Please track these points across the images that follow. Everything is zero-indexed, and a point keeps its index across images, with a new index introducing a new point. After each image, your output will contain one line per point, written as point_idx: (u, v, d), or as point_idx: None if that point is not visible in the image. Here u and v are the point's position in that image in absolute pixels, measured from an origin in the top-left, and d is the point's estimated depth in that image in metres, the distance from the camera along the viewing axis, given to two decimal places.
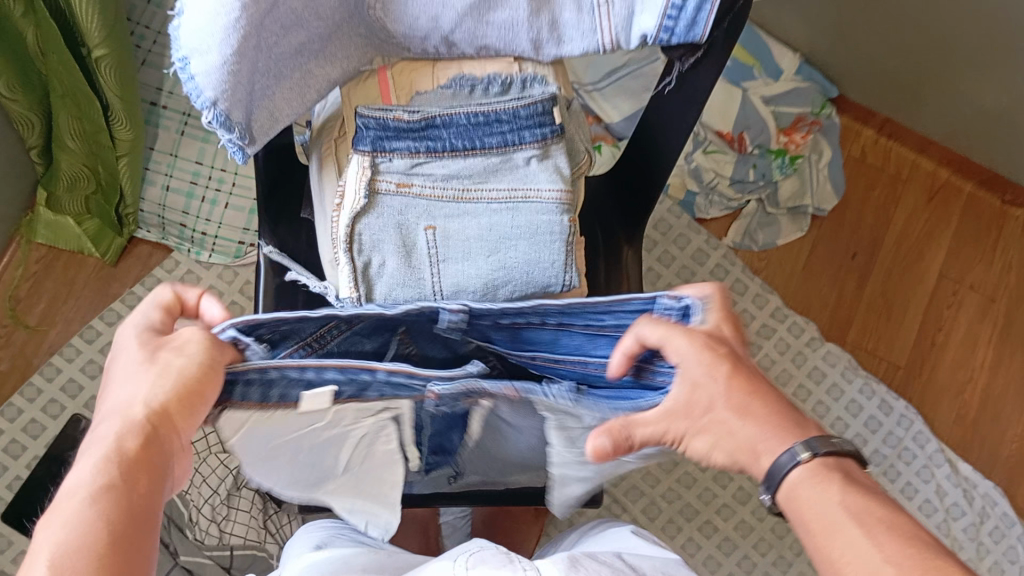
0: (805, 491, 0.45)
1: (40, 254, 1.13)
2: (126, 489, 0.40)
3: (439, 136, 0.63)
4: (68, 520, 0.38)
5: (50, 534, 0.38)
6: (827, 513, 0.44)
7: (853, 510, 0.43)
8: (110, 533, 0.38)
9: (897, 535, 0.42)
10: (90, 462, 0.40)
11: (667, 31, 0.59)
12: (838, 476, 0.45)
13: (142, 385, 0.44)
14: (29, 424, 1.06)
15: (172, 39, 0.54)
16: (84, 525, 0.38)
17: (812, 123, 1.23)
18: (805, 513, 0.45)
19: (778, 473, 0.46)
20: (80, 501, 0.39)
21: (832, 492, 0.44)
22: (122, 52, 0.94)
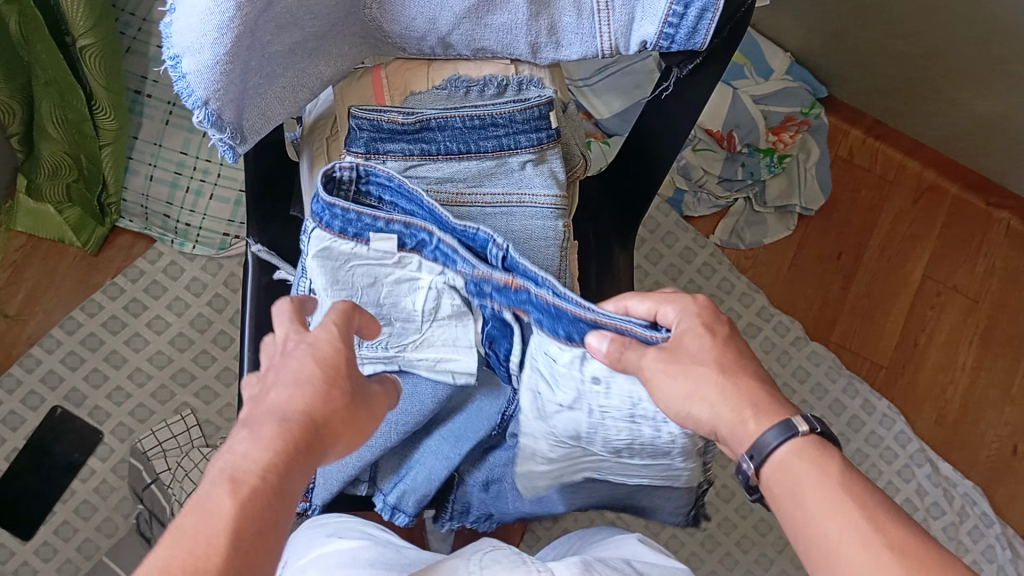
0: (802, 463, 0.43)
1: (20, 242, 1.11)
2: (286, 490, 0.39)
3: (432, 139, 0.62)
4: (243, 494, 0.37)
5: (226, 497, 0.37)
6: (820, 489, 0.42)
7: (853, 491, 0.42)
8: (265, 516, 0.37)
9: (899, 527, 0.40)
10: (257, 452, 0.39)
11: (668, 38, 0.58)
12: (835, 454, 0.44)
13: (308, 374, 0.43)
14: (8, 415, 1.05)
15: (165, 37, 0.53)
16: (249, 505, 0.37)
17: (800, 123, 1.22)
18: (798, 488, 0.43)
19: (771, 444, 0.44)
20: (257, 484, 0.38)
21: (831, 469, 0.43)
22: (109, 42, 0.92)
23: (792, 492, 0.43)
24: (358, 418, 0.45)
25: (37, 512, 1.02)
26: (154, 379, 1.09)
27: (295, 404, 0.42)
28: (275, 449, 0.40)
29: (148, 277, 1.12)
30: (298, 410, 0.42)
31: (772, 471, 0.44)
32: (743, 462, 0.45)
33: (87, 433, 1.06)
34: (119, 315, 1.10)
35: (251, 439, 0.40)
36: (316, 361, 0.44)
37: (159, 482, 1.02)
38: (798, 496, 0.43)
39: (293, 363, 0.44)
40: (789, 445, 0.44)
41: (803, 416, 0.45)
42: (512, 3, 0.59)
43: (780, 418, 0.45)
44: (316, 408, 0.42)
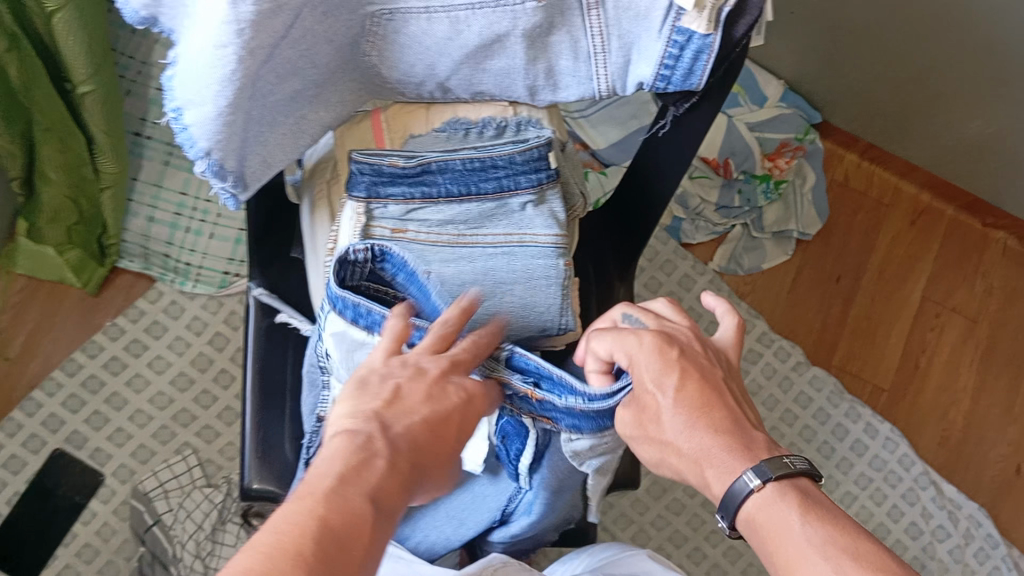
0: (766, 516, 0.44)
1: (19, 284, 1.11)
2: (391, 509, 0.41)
3: (433, 182, 0.63)
4: (374, 492, 0.40)
5: (360, 490, 0.39)
6: (787, 539, 0.43)
7: (819, 541, 0.42)
8: (379, 523, 0.39)
9: (861, 563, 0.40)
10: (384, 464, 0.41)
11: (664, 79, 0.60)
12: (794, 499, 0.44)
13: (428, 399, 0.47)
14: (10, 459, 1.05)
15: (164, 89, 0.53)
16: (372, 503, 0.39)
17: (796, 149, 1.24)
18: (770, 541, 0.44)
19: (739, 501, 0.45)
20: (381, 487, 0.40)
21: (791, 517, 0.44)
22: (108, 87, 0.93)
23: (766, 548, 0.44)
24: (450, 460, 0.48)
25: (40, 556, 1.02)
26: (155, 420, 1.09)
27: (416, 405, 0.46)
28: (397, 462, 0.42)
29: (149, 317, 1.12)
30: (422, 438, 0.45)
31: (751, 525, 0.45)
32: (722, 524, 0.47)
33: (88, 475, 1.05)
34: (119, 356, 1.10)
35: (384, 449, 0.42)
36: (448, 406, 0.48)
37: (162, 524, 1.02)
38: (771, 546, 0.44)
39: (428, 383, 0.47)
40: (754, 497, 0.45)
41: (755, 468, 0.45)
42: (510, 49, 0.60)
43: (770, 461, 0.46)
44: (431, 441, 0.46)
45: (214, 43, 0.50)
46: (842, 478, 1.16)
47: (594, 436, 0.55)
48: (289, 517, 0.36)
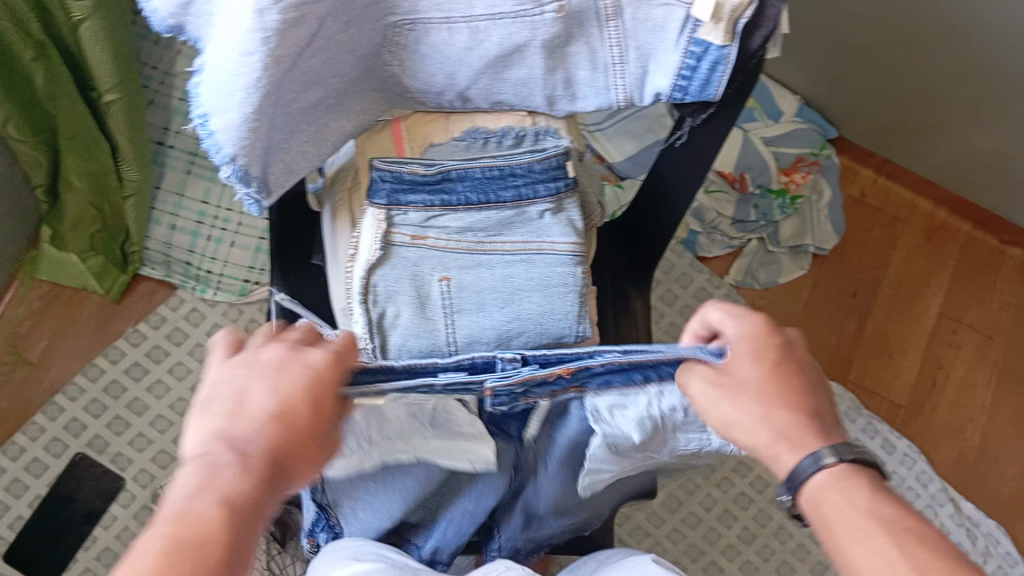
0: (832, 492, 0.44)
1: (43, 291, 1.12)
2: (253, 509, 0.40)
3: (453, 190, 0.64)
4: (228, 498, 0.39)
5: (212, 497, 0.39)
6: (849, 518, 0.43)
7: (885, 524, 0.42)
8: (243, 523, 0.39)
9: (925, 547, 0.41)
10: (232, 467, 0.41)
11: (681, 90, 0.60)
12: (864, 480, 0.44)
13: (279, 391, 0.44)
14: (31, 463, 1.06)
15: (192, 96, 0.54)
16: (229, 510, 0.39)
17: (811, 163, 1.24)
18: (829, 519, 0.44)
19: (806, 473, 0.45)
20: (236, 488, 0.40)
21: (858, 496, 0.44)
22: (132, 98, 0.95)
23: (824, 522, 0.44)
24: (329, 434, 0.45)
25: (59, 560, 1.03)
26: (176, 426, 1.10)
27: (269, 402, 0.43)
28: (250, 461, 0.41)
29: (170, 324, 1.13)
30: (274, 432, 0.43)
31: (808, 502, 0.45)
32: (782, 492, 0.47)
33: (109, 480, 1.06)
34: (141, 362, 1.12)
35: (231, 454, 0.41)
36: (296, 387, 0.44)
37: None
38: (830, 524, 0.44)
39: (269, 372, 0.44)
40: (818, 474, 0.45)
41: (833, 446, 0.45)
42: (528, 60, 0.61)
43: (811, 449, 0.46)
44: (290, 428, 0.43)
45: (240, 50, 0.52)
46: None
47: (620, 397, 0.51)
48: (146, 546, 0.37)
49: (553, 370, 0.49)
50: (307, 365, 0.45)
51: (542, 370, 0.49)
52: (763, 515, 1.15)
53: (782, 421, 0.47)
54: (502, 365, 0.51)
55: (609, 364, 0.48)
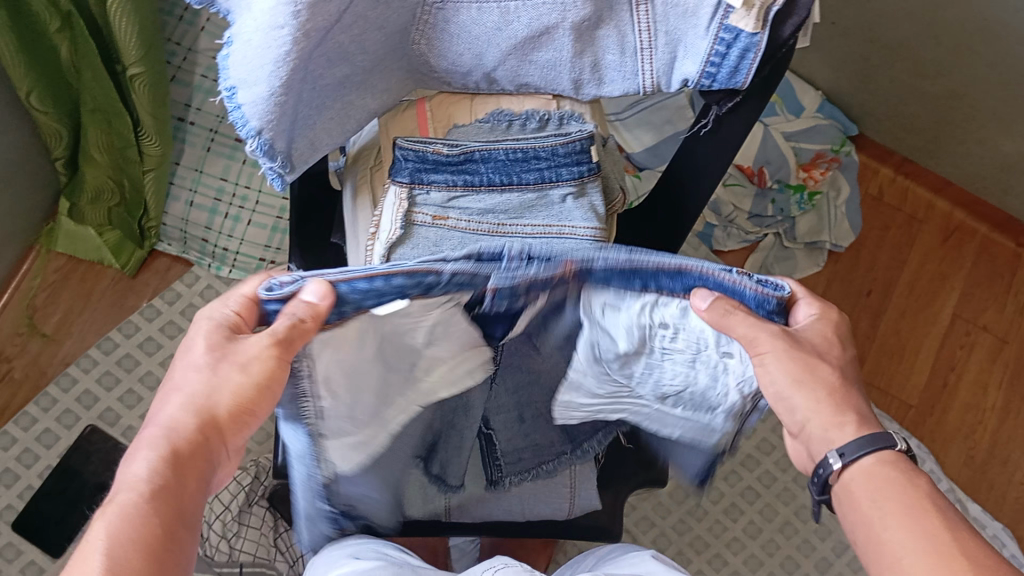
0: (890, 470, 0.47)
1: (59, 263, 1.13)
2: (176, 491, 0.43)
3: (476, 170, 0.64)
4: (122, 513, 0.41)
5: (102, 524, 0.41)
6: (907, 497, 0.46)
7: (938, 512, 0.45)
8: (157, 525, 0.42)
9: (970, 535, 0.44)
10: (147, 457, 0.44)
11: (709, 77, 0.60)
12: (920, 473, 0.48)
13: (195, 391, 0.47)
14: (43, 434, 1.07)
15: (221, 68, 0.54)
16: (129, 520, 0.41)
17: (832, 160, 1.24)
18: (881, 492, 0.47)
19: (867, 449, 0.48)
20: (134, 498, 0.42)
21: (914, 481, 0.47)
22: (157, 71, 0.94)
23: (872, 494, 0.47)
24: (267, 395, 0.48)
25: (67, 530, 1.03)
26: None
27: (182, 408, 0.47)
28: (168, 447, 0.45)
29: (184, 300, 1.14)
30: (183, 434, 0.45)
31: (857, 475, 0.48)
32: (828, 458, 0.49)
33: (119, 452, 1.07)
34: (154, 337, 1.12)
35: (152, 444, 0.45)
36: (219, 375, 0.47)
37: None
38: (877, 495, 0.47)
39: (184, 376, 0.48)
40: (875, 453, 0.48)
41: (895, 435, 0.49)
42: (557, 41, 0.61)
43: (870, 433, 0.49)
44: (211, 413, 0.47)
45: (271, 23, 0.52)
46: None
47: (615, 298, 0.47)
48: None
49: (556, 267, 0.45)
50: (295, 319, 0.44)
51: (546, 269, 0.45)
52: (769, 510, 1.14)
53: (849, 399, 0.51)
54: (506, 260, 0.45)
55: (611, 263, 0.45)
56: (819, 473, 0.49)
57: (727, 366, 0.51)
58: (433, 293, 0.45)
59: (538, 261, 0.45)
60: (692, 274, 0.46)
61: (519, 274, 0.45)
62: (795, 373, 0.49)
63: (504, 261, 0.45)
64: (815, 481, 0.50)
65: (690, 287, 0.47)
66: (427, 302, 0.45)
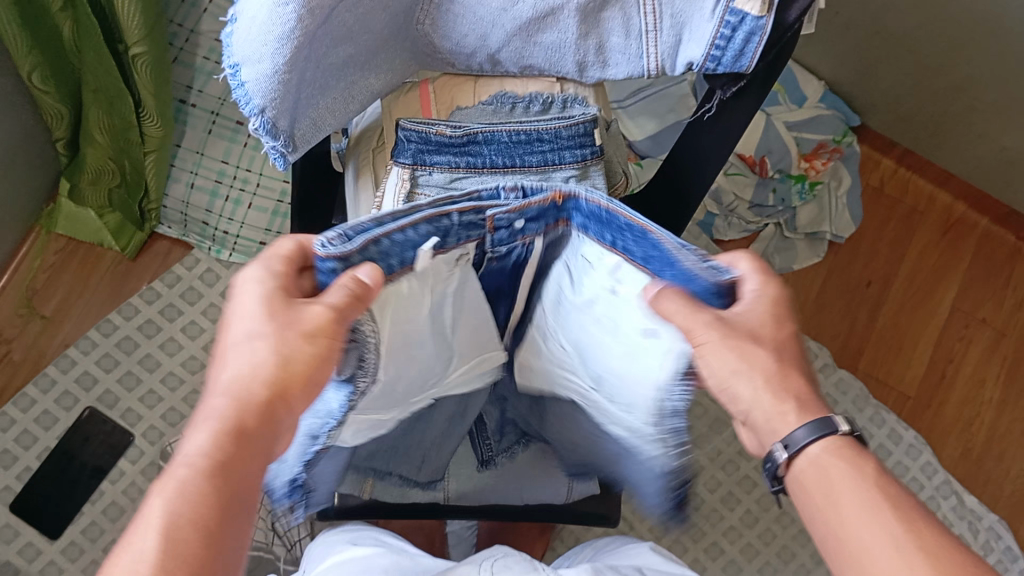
0: (839, 462, 0.44)
1: (59, 245, 1.13)
2: (231, 470, 0.40)
3: (479, 152, 0.63)
4: (180, 491, 0.38)
5: (161, 501, 0.38)
6: (860, 491, 0.43)
7: (895, 503, 0.42)
8: (218, 506, 0.38)
9: (930, 530, 0.41)
10: (201, 436, 0.40)
11: (714, 60, 0.59)
12: (873, 460, 0.45)
13: (259, 358, 0.44)
14: (41, 415, 1.07)
15: (226, 45, 0.55)
16: (188, 492, 0.38)
17: (833, 150, 1.24)
18: (832, 483, 0.44)
19: (812, 438, 0.45)
20: (193, 476, 0.39)
21: (867, 471, 0.44)
22: (160, 52, 0.94)
23: (826, 489, 0.44)
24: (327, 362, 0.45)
25: (66, 512, 1.04)
26: (186, 384, 1.11)
27: (250, 372, 0.44)
28: (224, 421, 0.41)
29: (184, 283, 1.14)
30: (256, 396, 0.43)
31: (807, 466, 0.45)
32: (774, 452, 0.46)
33: (118, 435, 1.07)
34: (154, 320, 1.12)
35: (210, 417, 0.42)
36: (278, 343, 0.44)
37: None
38: (829, 491, 0.44)
39: (239, 343, 0.45)
40: (822, 441, 0.45)
41: (843, 417, 0.46)
42: (562, 23, 0.61)
43: (818, 416, 0.46)
44: (274, 382, 0.44)
45: (276, 0, 0.52)
46: None
47: (592, 246, 0.52)
48: None
49: (546, 195, 0.51)
50: (346, 291, 0.45)
51: (537, 196, 0.51)
52: (766, 500, 1.15)
53: None
54: (504, 196, 0.51)
55: (592, 201, 0.50)
56: (768, 466, 0.47)
57: (659, 344, 0.50)
58: (447, 243, 0.50)
59: (530, 192, 0.51)
60: (652, 236, 0.47)
61: (512, 207, 0.51)
62: (742, 363, 0.47)
63: (505, 195, 0.52)
64: (765, 471, 0.48)
65: (648, 249, 0.49)
66: (444, 255, 0.51)
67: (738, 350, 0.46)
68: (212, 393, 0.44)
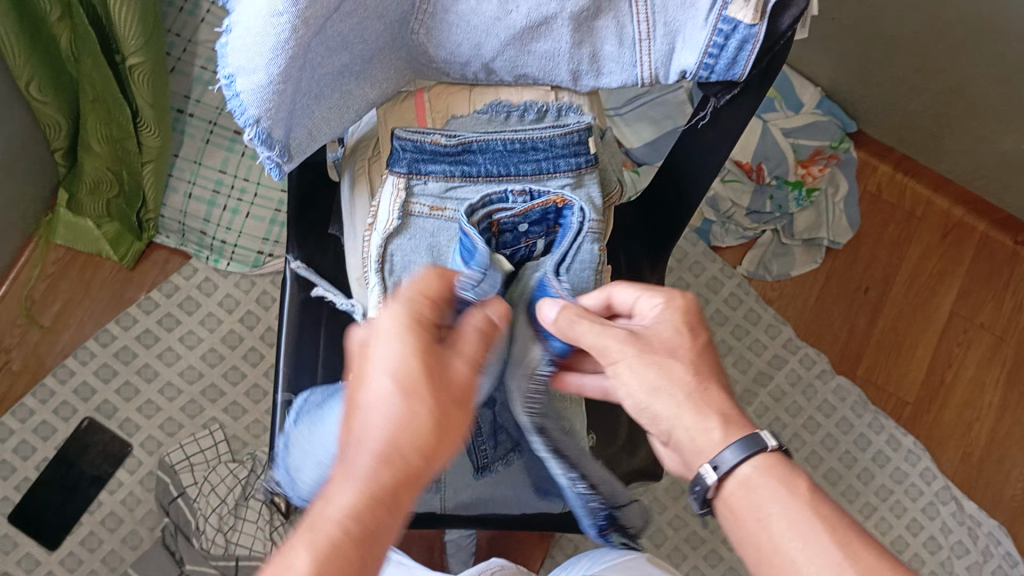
0: (770, 482, 0.49)
1: (58, 255, 1.13)
2: (375, 534, 0.43)
3: (473, 161, 0.64)
4: (329, 548, 0.41)
5: (308, 551, 0.40)
6: (792, 509, 0.47)
7: (820, 513, 0.47)
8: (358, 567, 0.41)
9: (863, 543, 0.45)
10: (351, 494, 0.43)
11: (707, 69, 0.60)
12: (803, 478, 0.49)
13: (409, 416, 0.47)
14: (39, 425, 1.07)
15: (220, 56, 0.54)
16: (334, 548, 0.41)
17: (830, 157, 1.24)
18: (764, 502, 0.48)
19: (745, 459, 0.49)
20: (339, 533, 0.41)
21: (799, 489, 0.48)
22: (157, 62, 0.94)
23: (759, 509, 0.48)
24: (458, 428, 0.49)
25: (65, 522, 1.04)
26: (184, 394, 1.11)
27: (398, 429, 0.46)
28: (373, 482, 0.44)
29: (182, 292, 1.14)
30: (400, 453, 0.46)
31: (736, 486, 0.50)
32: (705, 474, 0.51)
33: (116, 445, 1.07)
34: (152, 330, 1.12)
35: (358, 474, 0.44)
36: (426, 405, 0.47)
37: (185, 496, 1.04)
38: (761, 509, 0.48)
39: (385, 396, 0.47)
40: (751, 461, 0.50)
41: (771, 434, 0.50)
42: (556, 32, 0.61)
43: (744, 435, 0.51)
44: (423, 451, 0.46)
45: (269, 11, 0.52)
46: (862, 488, 1.16)
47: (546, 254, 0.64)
48: None
49: (549, 198, 0.62)
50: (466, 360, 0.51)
51: (540, 200, 0.62)
52: None
53: None
54: (513, 198, 0.62)
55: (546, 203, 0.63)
56: (700, 488, 0.51)
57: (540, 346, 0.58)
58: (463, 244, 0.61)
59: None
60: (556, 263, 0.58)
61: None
62: (663, 380, 0.52)
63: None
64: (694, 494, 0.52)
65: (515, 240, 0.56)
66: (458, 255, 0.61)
67: (658, 366, 0.53)
68: (359, 440, 0.46)
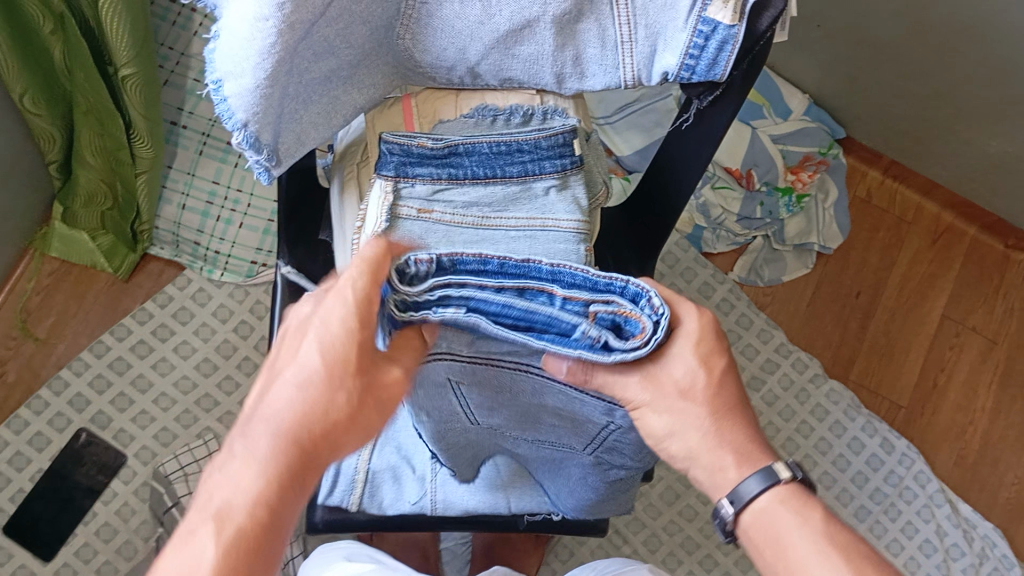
0: (784, 510, 0.52)
1: (53, 267, 1.13)
2: (279, 518, 0.43)
3: (460, 164, 0.65)
4: (234, 538, 0.41)
5: (213, 545, 0.41)
6: (810, 542, 0.50)
7: (833, 543, 0.50)
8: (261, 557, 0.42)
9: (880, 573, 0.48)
10: (258, 480, 0.43)
11: (689, 70, 0.61)
12: (817, 508, 0.52)
13: (325, 406, 0.45)
14: (34, 436, 1.07)
15: (208, 61, 0.55)
16: (240, 542, 0.41)
17: (819, 162, 1.25)
18: (778, 533, 0.51)
19: (758, 492, 0.52)
20: (248, 523, 0.42)
21: (813, 520, 0.51)
22: (148, 73, 0.95)
23: (773, 539, 0.52)
24: (369, 425, 0.48)
25: (58, 533, 1.04)
26: (178, 404, 1.11)
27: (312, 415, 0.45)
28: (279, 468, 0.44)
29: (176, 303, 1.14)
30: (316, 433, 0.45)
31: (752, 518, 0.53)
32: (722, 506, 0.54)
33: (111, 456, 1.08)
34: (146, 340, 1.12)
35: (267, 455, 0.44)
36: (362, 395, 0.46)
37: (179, 506, 1.02)
38: (775, 539, 0.52)
39: (307, 380, 0.45)
40: (770, 492, 0.52)
41: (785, 463, 0.53)
42: (539, 35, 0.62)
43: (761, 466, 0.53)
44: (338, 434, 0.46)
45: (255, 16, 0.52)
46: (856, 491, 1.16)
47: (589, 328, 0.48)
48: None
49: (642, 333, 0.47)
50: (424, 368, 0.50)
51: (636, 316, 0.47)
52: None
53: None
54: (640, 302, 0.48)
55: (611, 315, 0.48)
56: (719, 521, 0.54)
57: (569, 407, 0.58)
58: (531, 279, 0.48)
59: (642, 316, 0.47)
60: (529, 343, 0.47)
61: (624, 311, 0.48)
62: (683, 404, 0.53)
63: (642, 305, 0.48)
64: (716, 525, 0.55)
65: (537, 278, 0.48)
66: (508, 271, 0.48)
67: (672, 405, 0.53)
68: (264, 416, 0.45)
